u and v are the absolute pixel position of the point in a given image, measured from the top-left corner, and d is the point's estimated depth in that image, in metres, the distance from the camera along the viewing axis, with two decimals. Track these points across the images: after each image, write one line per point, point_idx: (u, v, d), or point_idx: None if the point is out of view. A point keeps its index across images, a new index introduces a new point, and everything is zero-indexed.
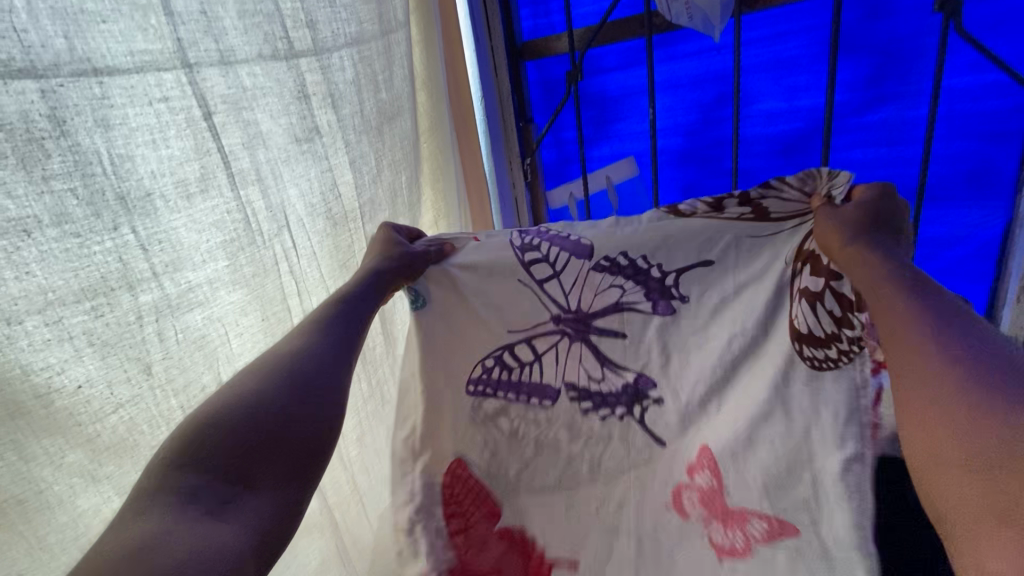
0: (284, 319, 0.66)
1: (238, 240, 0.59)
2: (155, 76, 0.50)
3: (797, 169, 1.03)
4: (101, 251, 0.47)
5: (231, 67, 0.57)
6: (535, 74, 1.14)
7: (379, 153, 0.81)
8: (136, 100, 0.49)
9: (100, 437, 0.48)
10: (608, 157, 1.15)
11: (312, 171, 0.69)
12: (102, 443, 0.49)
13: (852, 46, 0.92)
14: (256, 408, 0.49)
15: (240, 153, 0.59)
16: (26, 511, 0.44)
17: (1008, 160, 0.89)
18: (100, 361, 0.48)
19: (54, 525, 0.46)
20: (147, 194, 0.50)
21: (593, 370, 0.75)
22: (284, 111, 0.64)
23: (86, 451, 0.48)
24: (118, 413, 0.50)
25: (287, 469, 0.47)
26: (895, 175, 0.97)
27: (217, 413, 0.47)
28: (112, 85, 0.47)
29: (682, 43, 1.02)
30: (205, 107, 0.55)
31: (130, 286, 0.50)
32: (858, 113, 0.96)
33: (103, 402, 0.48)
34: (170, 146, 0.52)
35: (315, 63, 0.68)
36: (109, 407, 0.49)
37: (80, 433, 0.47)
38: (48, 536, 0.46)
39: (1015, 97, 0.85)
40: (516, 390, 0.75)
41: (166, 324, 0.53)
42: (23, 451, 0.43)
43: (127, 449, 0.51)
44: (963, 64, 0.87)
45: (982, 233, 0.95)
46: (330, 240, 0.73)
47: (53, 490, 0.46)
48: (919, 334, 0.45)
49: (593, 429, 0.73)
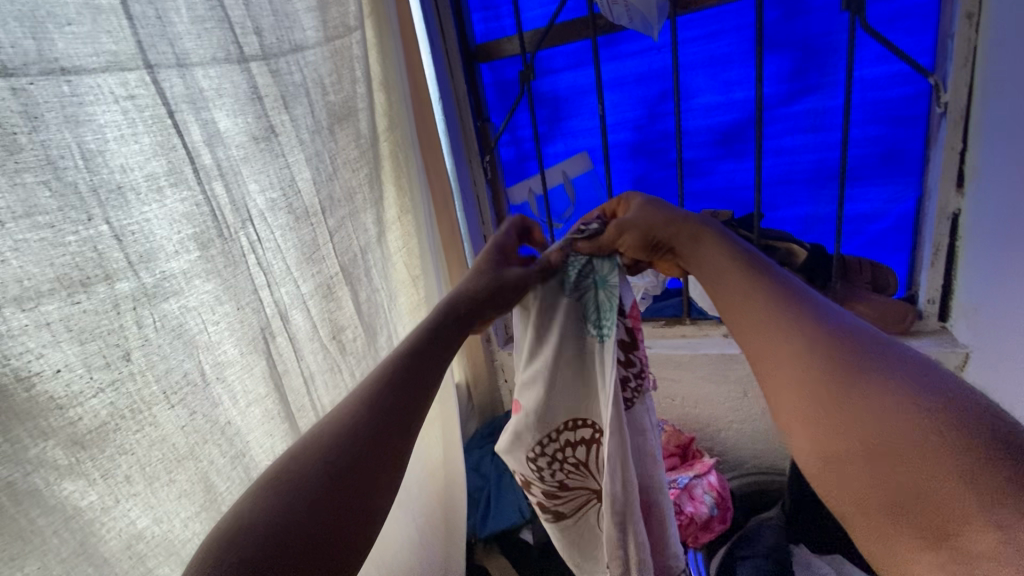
0: (257, 310, 0.67)
1: (207, 233, 0.61)
2: (119, 75, 0.52)
3: (736, 158, 1.12)
4: (77, 241, 0.48)
5: (188, 70, 0.59)
6: (489, 77, 1.21)
7: (333, 153, 0.81)
8: (102, 99, 0.50)
9: (82, 420, 0.48)
10: (564, 153, 1.22)
11: (272, 167, 0.70)
12: (83, 427, 0.49)
13: (775, 42, 1.02)
14: (364, 473, 0.46)
15: (203, 149, 0.60)
16: (15, 492, 0.43)
17: (915, 140, 1.01)
18: (79, 346, 0.48)
19: (44, 507, 0.45)
20: (117, 187, 0.52)
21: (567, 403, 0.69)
22: (240, 111, 0.65)
23: (67, 436, 0.47)
24: (100, 397, 0.50)
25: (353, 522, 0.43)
26: (821, 159, 1.07)
27: (245, 506, 0.42)
28: (79, 84, 0.48)
29: (625, 43, 1.09)
30: (168, 106, 0.56)
31: (107, 276, 0.51)
32: (785, 104, 1.05)
33: (83, 385, 0.49)
34: (139, 142, 0.53)
35: (265, 66, 0.69)
36: (90, 389, 0.49)
37: (62, 416, 0.47)
38: (38, 519, 0.45)
39: (917, 84, 0.97)
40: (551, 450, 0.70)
41: (145, 313, 0.54)
42: (9, 434, 0.43)
43: (109, 433, 0.51)
44: (872, 56, 0.98)
45: (897, 208, 1.07)
46: (293, 234, 0.73)
47: (40, 472, 0.45)
48: (779, 320, 0.50)
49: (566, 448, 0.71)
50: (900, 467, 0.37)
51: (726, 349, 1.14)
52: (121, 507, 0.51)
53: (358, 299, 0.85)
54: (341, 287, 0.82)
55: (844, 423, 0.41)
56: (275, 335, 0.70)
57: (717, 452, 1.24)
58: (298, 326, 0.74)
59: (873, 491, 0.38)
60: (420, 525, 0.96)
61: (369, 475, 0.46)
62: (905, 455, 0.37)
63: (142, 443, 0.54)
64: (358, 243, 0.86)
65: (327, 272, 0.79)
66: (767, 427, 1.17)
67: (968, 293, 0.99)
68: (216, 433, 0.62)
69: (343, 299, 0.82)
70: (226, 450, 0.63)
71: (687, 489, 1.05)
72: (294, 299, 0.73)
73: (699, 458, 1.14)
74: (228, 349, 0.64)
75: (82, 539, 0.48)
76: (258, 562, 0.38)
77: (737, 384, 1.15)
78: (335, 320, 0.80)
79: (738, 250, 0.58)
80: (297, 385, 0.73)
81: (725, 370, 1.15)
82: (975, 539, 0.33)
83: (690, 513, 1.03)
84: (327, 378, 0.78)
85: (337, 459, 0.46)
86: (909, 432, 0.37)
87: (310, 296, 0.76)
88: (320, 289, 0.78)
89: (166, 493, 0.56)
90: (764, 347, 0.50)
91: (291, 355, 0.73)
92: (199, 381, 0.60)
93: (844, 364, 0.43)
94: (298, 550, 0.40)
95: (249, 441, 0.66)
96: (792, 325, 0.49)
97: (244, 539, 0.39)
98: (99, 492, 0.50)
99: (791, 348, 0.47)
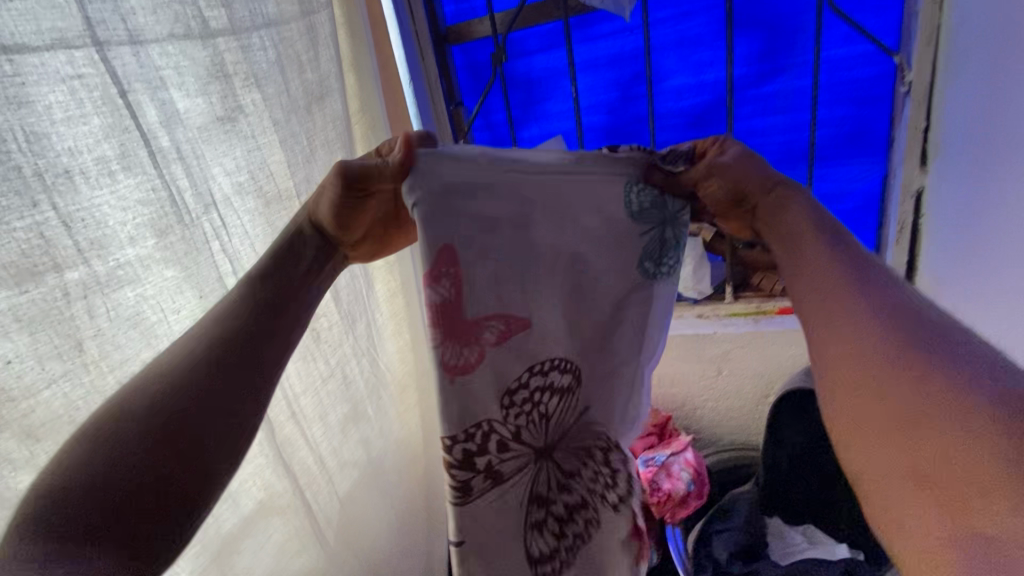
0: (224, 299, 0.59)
1: (166, 219, 0.53)
2: (66, 54, 0.44)
3: (708, 140, 1.13)
4: (22, 228, 0.41)
5: (142, 47, 0.50)
6: (461, 59, 1.19)
7: (310, 134, 0.74)
8: (48, 79, 0.42)
9: (35, 413, 0.43)
10: (538, 137, 1.22)
11: (239, 149, 0.61)
12: (36, 419, 0.43)
13: (745, 23, 1.02)
14: (231, 373, 0.47)
15: (160, 132, 0.52)
16: None
17: (880, 120, 1.03)
18: (30, 336, 0.42)
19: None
20: (65, 171, 0.44)
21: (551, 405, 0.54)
22: (202, 90, 0.57)
23: (19, 429, 0.43)
24: (52, 388, 0.44)
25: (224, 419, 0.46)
26: (791, 140, 1.09)
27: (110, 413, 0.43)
28: (23, 64, 0.41)
29: (597, 24, 1.08)
30: (120, 85, 0.48)
31: (56, 264, 0.43)
32: (756, 85, 1.06)
33: (35, 377, 0.43)
34: (88, 123, 0.46)
35: (234, 41, 0.60)
36: (42, 381, 0.44)
37: (13, 409, 0.42)
38: None
39: (882, 65, 0.99)
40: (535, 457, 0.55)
41: (96, 301, 0.47)
42: None
43: (64, 427, 0.45)
44: (838, 37, 0.99)
45: (864, 187, 1.09)
46: (263, 219, 0.65)
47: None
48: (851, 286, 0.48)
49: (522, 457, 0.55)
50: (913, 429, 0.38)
51: (699, 330, 1.16)
52: None
53: (337, 286, 0.77)
54: None
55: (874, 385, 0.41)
56: None
57: (693, 430, 1.27)
58: None
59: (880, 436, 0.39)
60: (399, 510, 0.96)
61: (236, 377, 0.48)
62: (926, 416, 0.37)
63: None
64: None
65: None
66: (739, 403, 1.21)
67: (932, 266, 1.03)
68: None
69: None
70: None
71: (665, 466, 1.08)
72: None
73: (676, 436, 1.17)
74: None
75: None
76: (101, 515, 0.38)
77: (710, 361, 1.19)
78: None
79: (833, 232, 0.53)
80: None
81: (699, 348, 1.18)
82: (979, 515, 0.33)
83: (668, 489, 1.06)
84: (298, 366, 0.70)
85: (184, 385, 0.45)
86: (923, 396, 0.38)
87: None
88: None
89: None
90: (826, 303, 0.48)
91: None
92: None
93: (907, 334, 0.42)
94: (170, 456, 0.42)
95: None
96: (849, 296, 0.47)
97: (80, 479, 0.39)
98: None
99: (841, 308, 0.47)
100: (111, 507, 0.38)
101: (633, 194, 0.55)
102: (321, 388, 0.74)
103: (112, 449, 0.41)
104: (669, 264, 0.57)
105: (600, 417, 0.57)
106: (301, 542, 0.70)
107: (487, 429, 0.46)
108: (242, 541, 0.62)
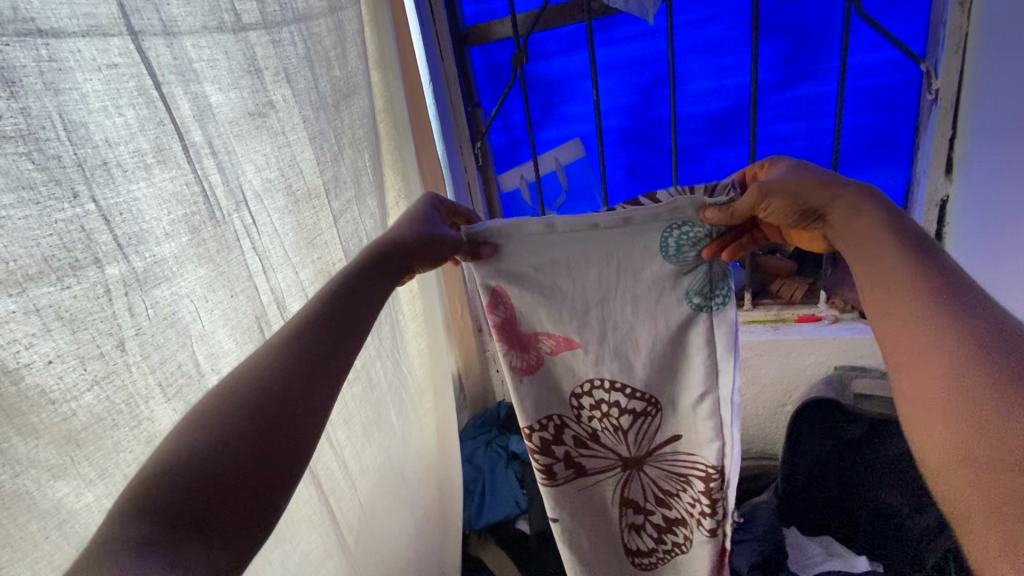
0: (253, 298, 0.58)
1: (200, 215, 0.51)
2: (101, 41, 0.42)
3: (729, 145, 1.12)
4: (63, 221, 0.40)
5: (175, 39, 0.49)
6: (479, 60, 1.18)
7: (338, 132, 0.73)
8: (84, 66, 0.41)
9: (77, 416, 0.41)
10: (556, 139, 1.21)
11: (269, 145, 0.60)
12: (79, 423, 0.41)
13: (770, 27, 1.01)
14: (306, 385, 0.44)
15: (193, 125, 0.51)
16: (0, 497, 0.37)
17: (905, 127, 1.02)
18: (71, 336, 0.40)
19: (35, 511, 0.39)
20: (103, 163, 0.43)
21: (600, 398, 0.64)
22: (233, 84, 0.56)
23: (61, 435, 0.40)
24: (95, 390, 0.42)
25: (289, 427, 0.42)
26: (813, 146, 1.07)
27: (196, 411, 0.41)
28: (60, 49, 0.39)
29: (620, 27, 1.07)
30: (154, 76, 0.47)
31: (97, 259, 0.42)
32: (778, 90, 1.05)
33: (77, 378, 0.41)
34: (124, 114, 0.44)
35: (266, 35, 0.60)
36: (84, 382, 0.41)
37: (54, 413, 0.40)
38: (29, 524, 0.39)
39: (908, 71, 0.98)
40: (589, 425, 0.66)
41: (136, 300, 0.45)
42: None
43: (106, 430, 0.43)
44: (864, 43, 0.98)
45: (886, 195, 1.08)
46: (292, 217, 0.64)
47: (30, 474, 0.39)
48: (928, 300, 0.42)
49: (578, 425, 0.67)
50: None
51: None
52: None
53: None
54: None
55: (975, 421, 0.36)
56: (272, 325, 0.61)
57: None
58: None
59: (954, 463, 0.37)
60: (417, 517, 0.94)
61: (311, 387, 0.45)
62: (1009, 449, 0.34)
63: (139, 440, 0.46)
64: (364, 228, 0.79)
65: (329, 258, 0.71)
66: (758, 413, 1.19)
67: None
68: None
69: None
70: None
71: None
72: (292, 286, 0.64)
73: None
74: (224, 339, 0.54)
75: (76, 543, 0.42)
76: (196, 507, 0.36)
77: None
78: None
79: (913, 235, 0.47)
80: None
81: None
82: None
83: None
84: None
85: (265, 391, 0.43)
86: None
87: (310, 284, 0.67)
88: (320, 275, 0.69)
89: None
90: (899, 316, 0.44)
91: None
92: (193, 372, 0.51)
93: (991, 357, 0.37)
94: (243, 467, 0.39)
95: None
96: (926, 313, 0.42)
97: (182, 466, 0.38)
98: (96, 494, 0.43)
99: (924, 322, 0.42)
100: (209, 499, 0.37)
101: (670, 239, 0.56)
102: (346, 392, 0.72)
103: (210, 437, 0.40)
104: (720, 298, 0.58)
105: (638, 404, 0.64)
106: (326, 551, 0.69)
107: (558, 422, 0.67)
108: (269, 551, 0.60)
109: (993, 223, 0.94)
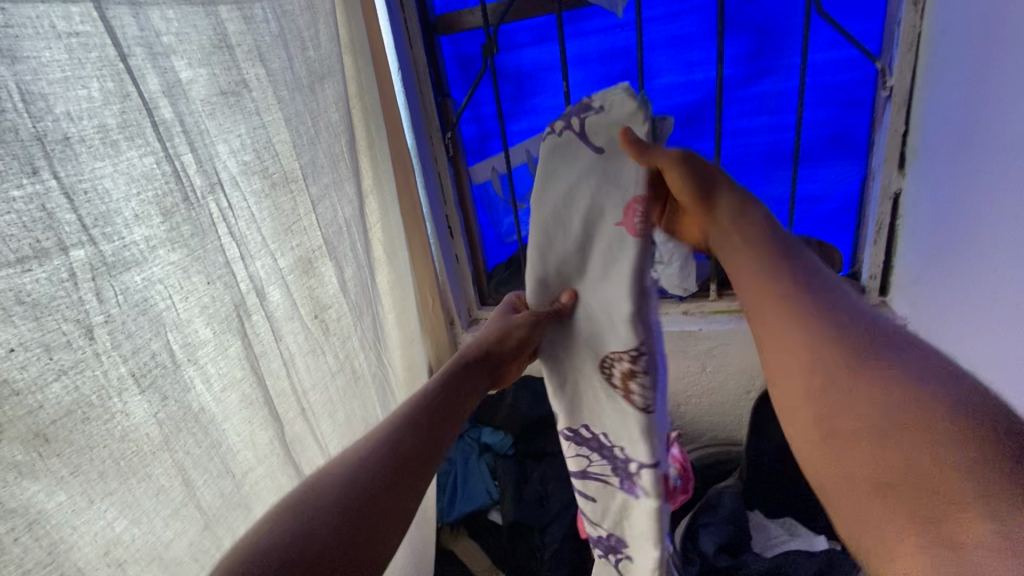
0: (232, 286, 0.56)
1: (172, 197, 0.50)
2: (61, 8, 0.40)
3: (696, 139, 1.14)
4: (22, 199, 0.37)
5: (141, 8, 0.47)
6: (449, 50, 1.17)
7: (314, 114, 0.71)
8: (42, 34, 0.39)
9: (44, 409, 0.38)
10: (527, 131, 1.21)
11: (244, 126, 0.59)
12: (46, 416, 0.39)
13: (735, 23, 1.03)
14: (412, 467, 0.49)
15: (162, 102, 0.49)
16: None
17: (862, 123, 1.06)
18: (35, 322, 0.38)
19: (2, 512, 0.36)
20: (65, 138, 0.40)
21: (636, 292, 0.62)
22: (205, 60, 0.54)
23: (28, 427, 0.37)
24: (62, 381, 0.40)
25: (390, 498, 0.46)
26: (775, 140, 1.11)
27: (317, 482, 0.46)
28: (14, 14, 0.37)
29: (589, 19, 1.08)
30: (119, 47, 0.45)
31: (61, 242, 0.40)
32: (743, 86, 1.08)
33: (42, 368, 0.38)
34: (86, 87, 0.42)
35: (236, 10, 0.58)
36: (51, 373, 0.39)
37: (19, 405, 0.37)
38: None
39: (865, 69, 1.02)
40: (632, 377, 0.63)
41: (104, 285, 0.43)
42: None
43: (77, 423, 0.41)
44: (825, 41, 1.01)
45: (844, 189, 1.12)
46: (268, 202, 0.63)
47: None
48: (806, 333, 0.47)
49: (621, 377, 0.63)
50: (895, 482, 0.37)
51: (686, 326, 1.18)
52: (95, 508, 0.42)
53: (343, 276, 0.76)
54: (324, 262, 0.72)
55: (867, 436, 0.39)
56: (251, 314, 0.59)
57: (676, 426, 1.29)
58: (276, 304, 0.63)
59: (880, 499, 0.37)
60: None
61: (421, 470, 0.50)
62: (910, 460, 0.36)
63: (112, 435, 0.44)
64: (344, 215, 0.78)
65: (309, 246, 0.69)
66: (723, 400, 1.23)
67: (907, 268, 1.06)
68: (191, 421, 0.51)
69: (327, 275, 0.72)
70: (201, 440, 0.52)
71: None
72: (271, 274, 0.63)
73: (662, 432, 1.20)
74: (200, 329, 0.53)
75: (49, 546, 0.39)
76: (316, 557, 0.40)
77: (695, 358, 1.20)
78: (317, 298, 0.71)
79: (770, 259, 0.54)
80: (277, 368, 0.63)
81: (685, 346, 1.19)
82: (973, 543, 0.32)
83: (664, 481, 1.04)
84: (309, 360, 0.69)
85: (383, 464, 0.48)
86: (917, 463, 0.36)
87: (289, 272, 0.66)
88: (301, 263, 0.68)
89: (143, 490, 0.46)
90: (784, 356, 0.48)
91: (270, 336, 0.62)
92: (169, 362, 0.49)
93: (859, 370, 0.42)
94: (344, 533, 0.42)
95: (225, 430, 0.55)
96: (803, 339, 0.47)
97: (324, 502, 0.44)
98: (69, 492, 0.40)
99: (806, 365, 0.46)
100: (336, 536, 0.42)
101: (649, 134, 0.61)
102: (329, 383, 0.72)
103: (347, 487, 0.45)
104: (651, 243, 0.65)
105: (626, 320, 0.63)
106: None
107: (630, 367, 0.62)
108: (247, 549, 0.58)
109: (932, 227, 0.97)
